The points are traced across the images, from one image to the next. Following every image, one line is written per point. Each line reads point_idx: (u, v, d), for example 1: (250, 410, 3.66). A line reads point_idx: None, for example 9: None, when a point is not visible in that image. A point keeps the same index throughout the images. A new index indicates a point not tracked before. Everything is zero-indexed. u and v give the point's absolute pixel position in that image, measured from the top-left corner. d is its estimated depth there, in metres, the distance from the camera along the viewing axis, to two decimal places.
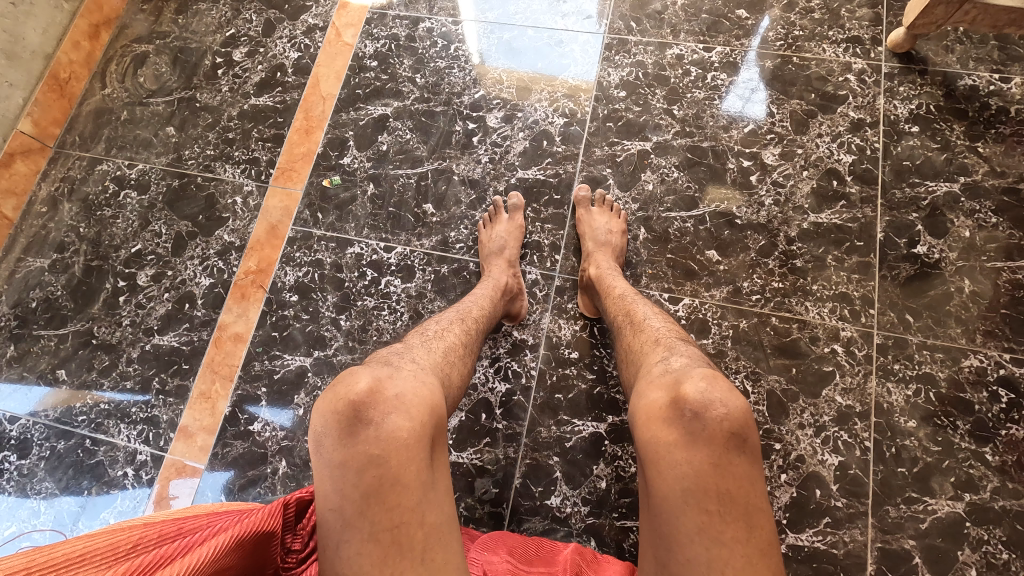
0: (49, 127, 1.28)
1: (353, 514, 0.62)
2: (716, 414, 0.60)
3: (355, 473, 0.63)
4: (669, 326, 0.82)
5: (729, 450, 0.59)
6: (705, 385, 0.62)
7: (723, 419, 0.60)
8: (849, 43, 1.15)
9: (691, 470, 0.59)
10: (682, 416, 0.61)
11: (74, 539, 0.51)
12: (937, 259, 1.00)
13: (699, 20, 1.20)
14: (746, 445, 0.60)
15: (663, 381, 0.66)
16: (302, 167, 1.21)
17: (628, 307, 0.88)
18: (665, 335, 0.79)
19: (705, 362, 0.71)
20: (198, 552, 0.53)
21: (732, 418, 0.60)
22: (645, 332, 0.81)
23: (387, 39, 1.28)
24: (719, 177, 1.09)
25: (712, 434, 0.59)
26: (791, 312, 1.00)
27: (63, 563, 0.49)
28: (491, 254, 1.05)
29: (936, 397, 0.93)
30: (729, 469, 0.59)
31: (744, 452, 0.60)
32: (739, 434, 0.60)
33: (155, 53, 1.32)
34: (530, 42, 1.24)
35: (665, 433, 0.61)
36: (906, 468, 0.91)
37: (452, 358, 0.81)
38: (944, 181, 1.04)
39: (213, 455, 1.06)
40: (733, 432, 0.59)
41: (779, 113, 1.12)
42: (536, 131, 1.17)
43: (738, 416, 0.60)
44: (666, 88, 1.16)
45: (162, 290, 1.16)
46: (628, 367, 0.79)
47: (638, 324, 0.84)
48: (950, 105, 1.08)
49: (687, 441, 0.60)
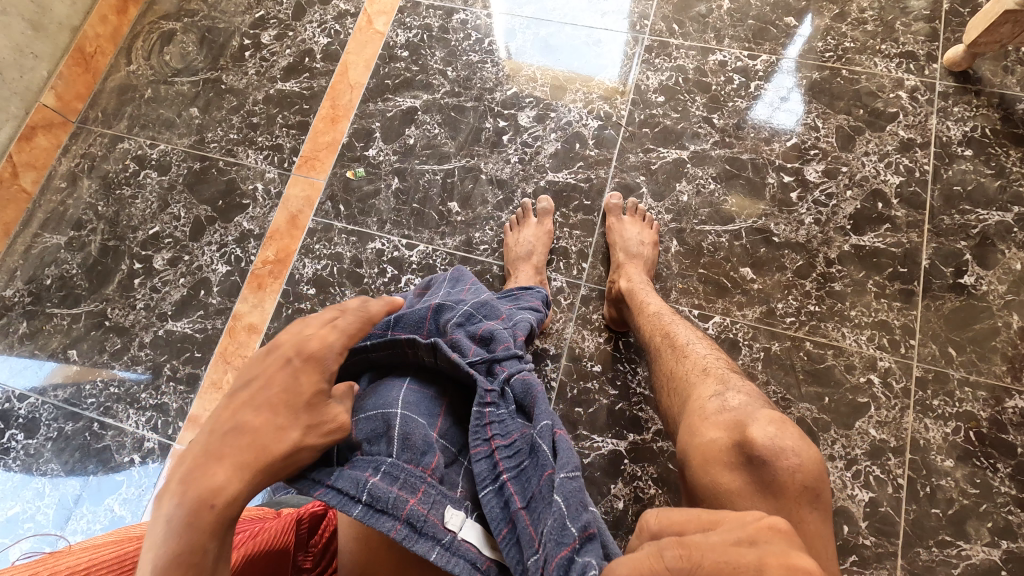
0: (72, 102, 1.26)
1: (378, 544, 0.62)
2: (786, 465, 0.57)
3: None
4: (716, 353, 0.79)
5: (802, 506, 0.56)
6: (775, 432, 0.59)
7: (796, 470, 0.56)
8: (902, 58, 1.10)
9: None
10: (749, 462, 0.58)
11: None
12: (984, 290, 0.95)
13: (746, 25, 1.15)
14: (819, 501, 0.56)
15: (722, 421, 0.64)
16: (326, 157, 1.18)
17: (666, 328, 0.86)
18: (715, 361, 0.78)
19: (763, 400, 0.68)
20: None
21: (803, 470, 0.56)
22: (687, 355, 0.80)
23: (419, 29, 1.24)
24: (758, 192, 1.05)
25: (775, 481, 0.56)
26: (826, 338, 0.95)
27: None
28: (517, 251, 1.02)
29: (976, 436, 0.89)
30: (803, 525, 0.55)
31: (817, 508, 0.56)
32: (812, 488, 0.56)
33: (182, 31, 1.30)
34: (566, 39, 1.20)
35: (728, 479, 0.58)
36: (941, 510, 0.86)
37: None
38: (996, 210, 0.99)
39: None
40: (807, 485, 0.56)
41: (823, 128, 1.08)
42: (569, 132, 1.13)
43: (810, 469, 0.57)
44: (706, 96, 1.12)
45: (178, 276, 1.13)
46: (671, 395, 0.76)
47: (681, 347, 0.82)
48: (1006, 129, 1.03)
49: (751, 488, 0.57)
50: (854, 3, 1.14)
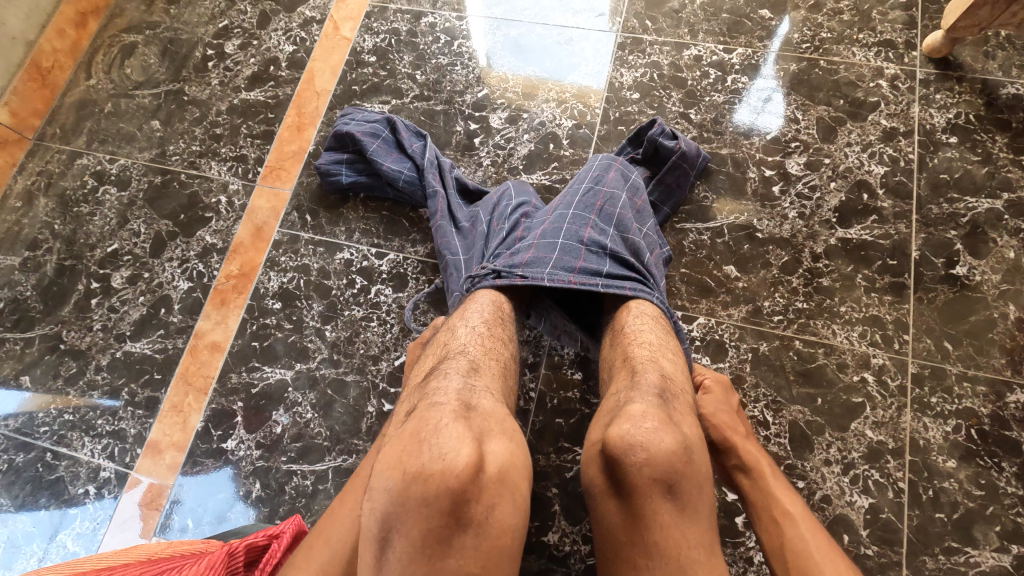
0: (28, 118, 1.23)
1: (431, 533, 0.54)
2: (636, 461, 0.56)
3: (416, 510, 0.54)
4: (653, 327, 0.78)
5: (666, 489, 0.56)
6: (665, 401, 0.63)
7: (644, 465, 0.55)
8: (880, 47, 1.07)
9: (658, 462, 0.55)
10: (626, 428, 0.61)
11: None
12: (978, 280, 0.91)
13: (719, 19, 1.14)
14: (679, 488, 0.56)
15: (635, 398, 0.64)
16: (293, 166, 1.14)
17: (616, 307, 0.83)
18: (647, 335, 0.76)
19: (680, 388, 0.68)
20: None
21: (652, 465, 0.55)
22: (618, 341, 0.77)
23: (387, 34, 1.23)
24: (739, 188, 1.01)
25: (646, 532, 0.56)
26: (816, 336, 0.91)
27: None
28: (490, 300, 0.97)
29: (978, 435, 0.84)
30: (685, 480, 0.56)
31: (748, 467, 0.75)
32: (667, 480, 0.56)
33: (143, 44, 1.28)
34: (538, 39, 1.18)
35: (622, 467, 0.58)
36: (945, 514, 0.81)
37: (490, 361, 0.73)
38: (985, 198, 0.96)
39: (190, 451, 0.96)
40: (666, 475, 0.56)
41: (804, 120, 1.04)
42: (543, 133, 1.10)
43: (665, 463, 0.55)
44: (682, 91, 1.09)
45: (137, 294, 1.08)
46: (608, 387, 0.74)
47: (619, 329, 0.79)
48: (992, 115, 1.01)
49: (605, 495, 0.60)
50: None
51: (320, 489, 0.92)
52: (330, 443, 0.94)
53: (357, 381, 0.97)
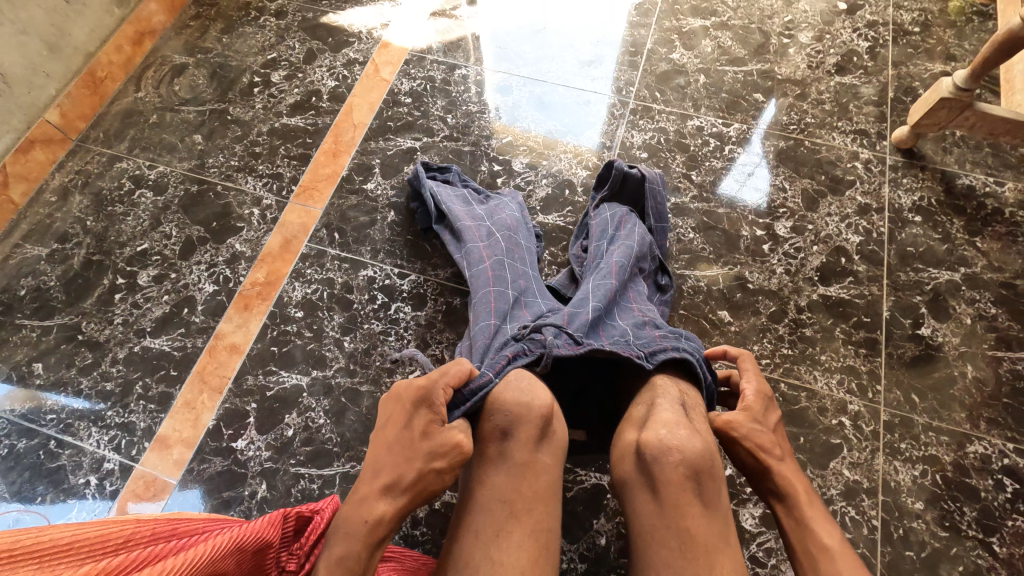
0: (75, 121, 1.30)
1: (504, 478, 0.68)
2: (671, 459, 0.65)
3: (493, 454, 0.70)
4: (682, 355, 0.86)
5: (691, 481, 0.64)
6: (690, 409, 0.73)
7: (678, 463, 0.64)
8: (856, 134, 1.24)
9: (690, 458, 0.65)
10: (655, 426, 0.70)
11: (62, 523, 0.42)
12: (940, 341, 1.03)
13: (719, 98, 1.30)
14: (705, 485, 0.65)
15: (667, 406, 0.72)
16: (325, 187, 1.23)
17: None
18: None
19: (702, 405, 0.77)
20: (203, 548, 0.46)
21: (685, 461, 0.64)
22: None
23: (423, 80, 1.35)
24: (733, 243, 1.13)
25: (674, 519, 0.64)
26: (799, 380, 1.00)
27: (50, 551, 0.40)
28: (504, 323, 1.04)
29: (943, 480, 0.92)
30: (709, 477, 0.65)
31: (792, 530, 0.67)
32: (694, 475, 0.64)
33: (194, 66, 1.39)
34: (559, 98, 1.32)
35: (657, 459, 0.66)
36: (914, 552, 0.88)
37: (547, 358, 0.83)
38: (946, 270, 1.09)
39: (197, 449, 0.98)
40: (691, 471, 0.64)
41: (790, 189, 1.18)
42: (559, 179, 1.22)
43: (693, 460, 0.65)
44: (685, 155, 1.23)
45: (162, 292, 1.12)
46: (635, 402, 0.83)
47: None
48: (950, 201, 1.16)
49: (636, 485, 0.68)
50: (813, 86, 1.30)
51: (326, 493, 0.94)
52: (340, 450, 0.97)
53: (371, 392, 1.01)
